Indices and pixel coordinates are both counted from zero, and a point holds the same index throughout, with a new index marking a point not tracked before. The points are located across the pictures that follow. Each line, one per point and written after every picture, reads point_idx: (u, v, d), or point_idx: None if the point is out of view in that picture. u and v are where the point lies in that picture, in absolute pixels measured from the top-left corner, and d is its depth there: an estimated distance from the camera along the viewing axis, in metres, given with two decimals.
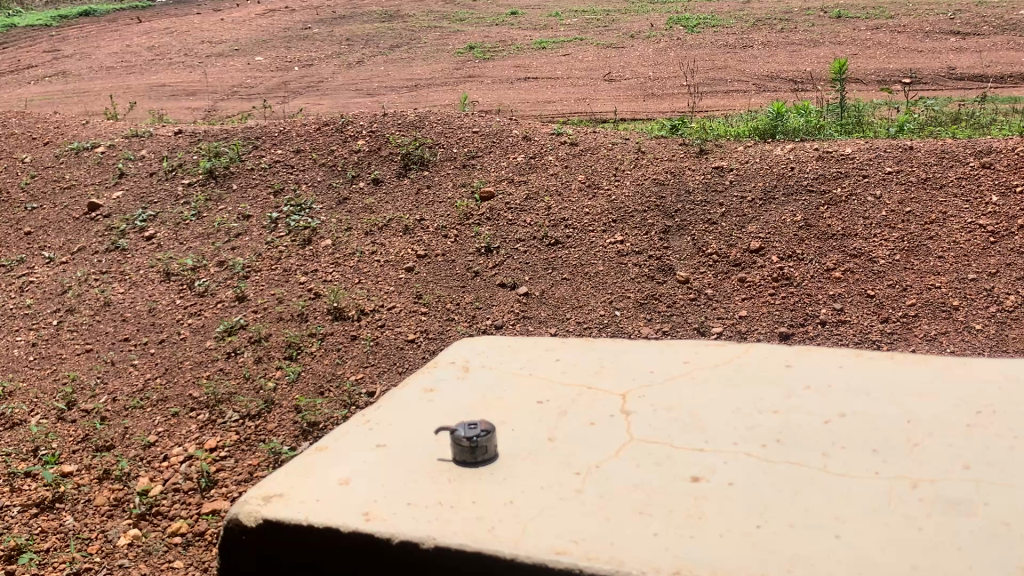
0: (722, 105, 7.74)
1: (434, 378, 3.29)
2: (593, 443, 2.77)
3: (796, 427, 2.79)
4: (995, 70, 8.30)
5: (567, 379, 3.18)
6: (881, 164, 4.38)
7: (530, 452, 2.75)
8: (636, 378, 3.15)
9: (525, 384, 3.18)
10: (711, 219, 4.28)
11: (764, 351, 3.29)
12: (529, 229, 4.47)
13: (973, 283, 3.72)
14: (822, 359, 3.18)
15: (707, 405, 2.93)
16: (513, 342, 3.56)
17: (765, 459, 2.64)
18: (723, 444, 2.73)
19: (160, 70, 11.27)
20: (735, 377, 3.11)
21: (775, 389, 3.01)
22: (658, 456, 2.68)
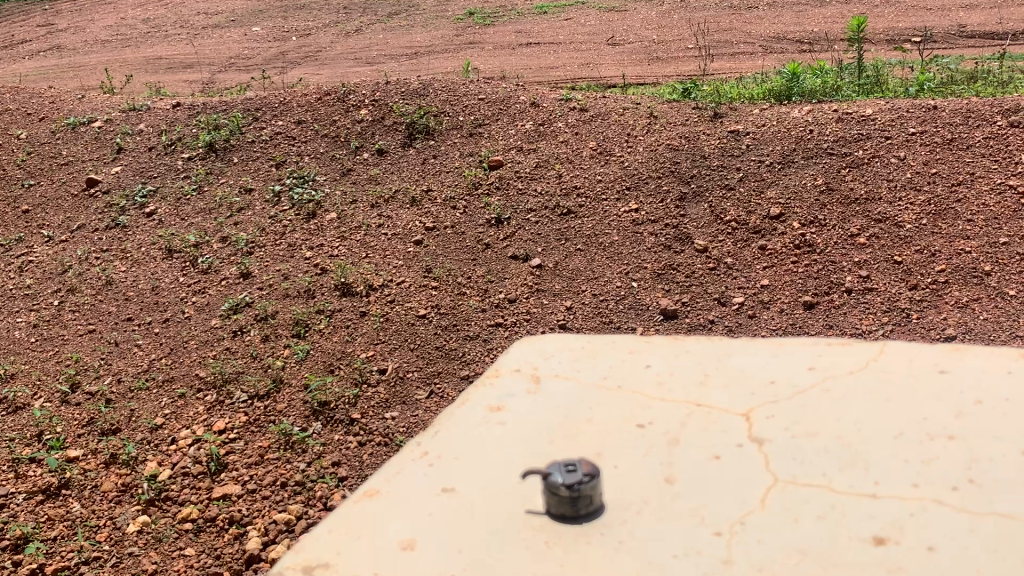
0: (730, 68, 7.54)
1: (501, 395, 3.17)
2: (757, 487, 2.62)
3: (976, 464, 2.62)
4: (1008, 26, 8.06)
5: (674, 396, 3.04)
6: (905, 125, 4.21)
7: (662, 498, 2.61)
8: (766, 397, 2.99)
9: (626, 403, 3.03)
10: (729, 185, 4.14)
11: (903, 352, 3.14)
12: (540, 199, 4.34)
13: (1005, 248, 3.57)
14: (972, 369, 3.02)
15: (859, 436, 2.77)
16: (590, 342, 3.45)
17: (957, 505, 2.49)
18: (896, 488, 2.57)
19: (157, 43, 11.09)
20: (877, 393, 2.95)
21: (932, 410, 2.84)
22: (833, 502, 2.54)
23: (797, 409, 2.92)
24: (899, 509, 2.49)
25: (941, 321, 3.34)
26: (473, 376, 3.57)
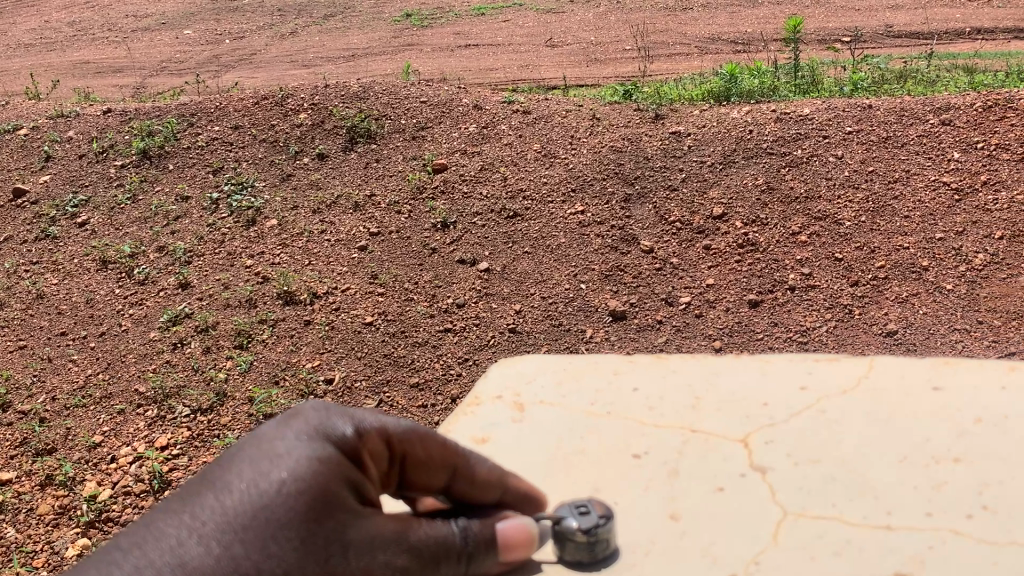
0: (668, 69, 7.62)
1: (487, 422, 2.95)
2: (767, 522, 2.42)
3: (991, 487, 2.46)
4: (933, 26, 8.30)
5: (667, 421, 2.85)
6: (841, 124, 4.29)
7: (667, 535, 2.40)
8: (762, 419, 2.82)
9: (617, 429, 2.84)
10: (672, 186, 4.17)
11: (894, 368, 3.01)
12: (485, 202, 4.31)
13: (941, 243, 3.62)
14: (966, 384, 2.89)
15: (865, 460, 2.60)
16: (569, 364, 3.25)
17: (977, 536, 2.32)
18: (910, 518, 2.39)
19: (84, 48, 10.81)
20: (875, 412, 2.80)
21: (935, 428, 2.69)
22: (849, 536, 2.36)
23: (796, 432, 2.74)
24: (918, 541, 2.32)
25: (882, 316, 3.40)
26: (423, 384, 3.53)
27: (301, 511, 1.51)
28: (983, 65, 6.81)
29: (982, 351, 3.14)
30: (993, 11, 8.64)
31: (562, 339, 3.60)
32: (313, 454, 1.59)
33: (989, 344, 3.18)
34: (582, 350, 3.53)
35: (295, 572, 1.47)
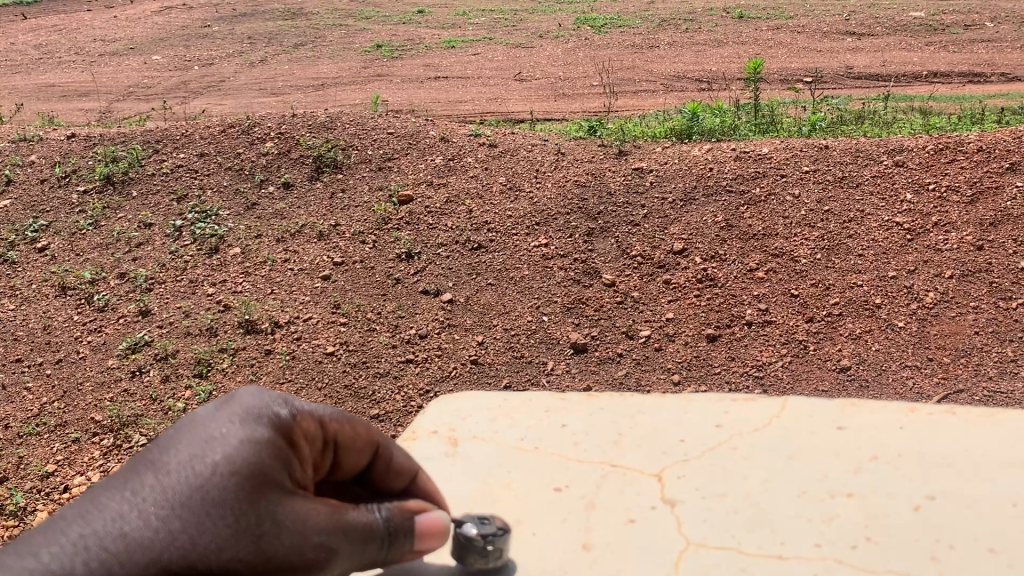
0: (634, 105, 7.75)
1: (420, 456, 2.97)
2: (667, 552, 2.46)
3: (883, 520, 2.51)
4: (891, 69, 8.53)
5: (587, 456, 2.89)
6: (799, 164, 4.39)
7: (576, 565, 2.43)
8: (677, 454, 2.87)
9: (540, 463, 2.88)
10: (634, 221, 4.24)
11: (806, 408, 3.08)
12: (450, 234, 4.35)
13: (893, 281, 3.70)
14: (872, 423, 2.96)
15: (767, 492, 2.66)
16: (503, 402, 3.30)
17: (864, 565, 2.37)
18: (802, 548, 2.44)
19: (50, 71, 10.76)
20: (782, 448, 2.86)
21: (837, 464, 2.75)
22: (742, 564, 2.40)
23: (707, 466, 2.79)
24: (807, 570, 2.36)
25: (836, 352, 3.47)
26: (383, 415, 3.52)
27: (241, 490, 1.46)
28: (938, 106, 7.02)
29: (930, 388, 3.21)
30: (948, 55, 8.90)
31: (522, 371, 3.62)
32: (256, 439, 1.57)
33: (938, 381, 3.25)
34: (543, 382, 3.55)
35: (230, 547, 1.41)
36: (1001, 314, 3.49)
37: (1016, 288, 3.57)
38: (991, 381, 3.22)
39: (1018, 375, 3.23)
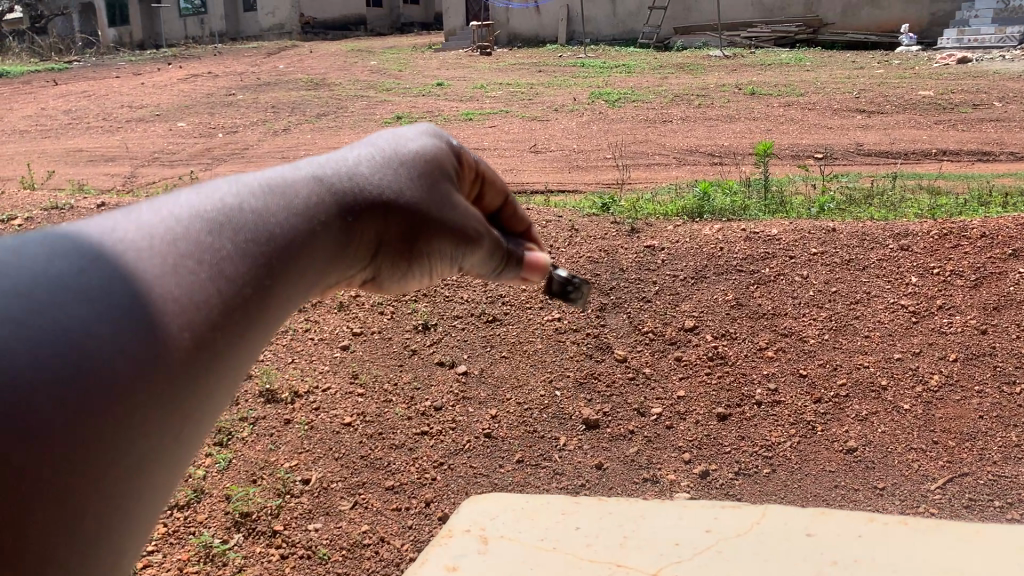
0: (647, 178, 7.92)
1: (452, 554, 2.98)
2: None
3: None
4: (899, 147, 8.67)
5: (589, 556, 2.91)
6: (807, 245, 4.46)
7: None
8: (671, 555, 2.88)
9: (541, 565, 2.90)
10: (645, 297, 4.29)
11: (786, 514, 3.11)
12: (466, 306, 4.41)
13: (899, 363, 3.79)
14: (847, 526, 2.99)
15: None
16: (524, 504, 3.31)
17: None
18: None
19: (78, 137, 11.13)
20: (763, 549, 2.88)
21: (811, 563, 2.78)
22: None
23: (699, 565, 2.81)
24: None
25: (842, 433, 3.57)
26: (398, 487, 3.61)
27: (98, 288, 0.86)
28: (946, 187, 7.00)
29: (934, 471, 3.38)
30: (957, 133, 9.02)
31: (535, 446, 3.72)
32: (269, 199, 1.02)
33: (943, 464, 3.41)
34: (555, 457, 3.66)
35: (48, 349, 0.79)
36: (1004, 399, 3.59)
37: (1019, 373, 3.66)
38: (994, 465, 3.37)
39: (1021, 460, 3.37)
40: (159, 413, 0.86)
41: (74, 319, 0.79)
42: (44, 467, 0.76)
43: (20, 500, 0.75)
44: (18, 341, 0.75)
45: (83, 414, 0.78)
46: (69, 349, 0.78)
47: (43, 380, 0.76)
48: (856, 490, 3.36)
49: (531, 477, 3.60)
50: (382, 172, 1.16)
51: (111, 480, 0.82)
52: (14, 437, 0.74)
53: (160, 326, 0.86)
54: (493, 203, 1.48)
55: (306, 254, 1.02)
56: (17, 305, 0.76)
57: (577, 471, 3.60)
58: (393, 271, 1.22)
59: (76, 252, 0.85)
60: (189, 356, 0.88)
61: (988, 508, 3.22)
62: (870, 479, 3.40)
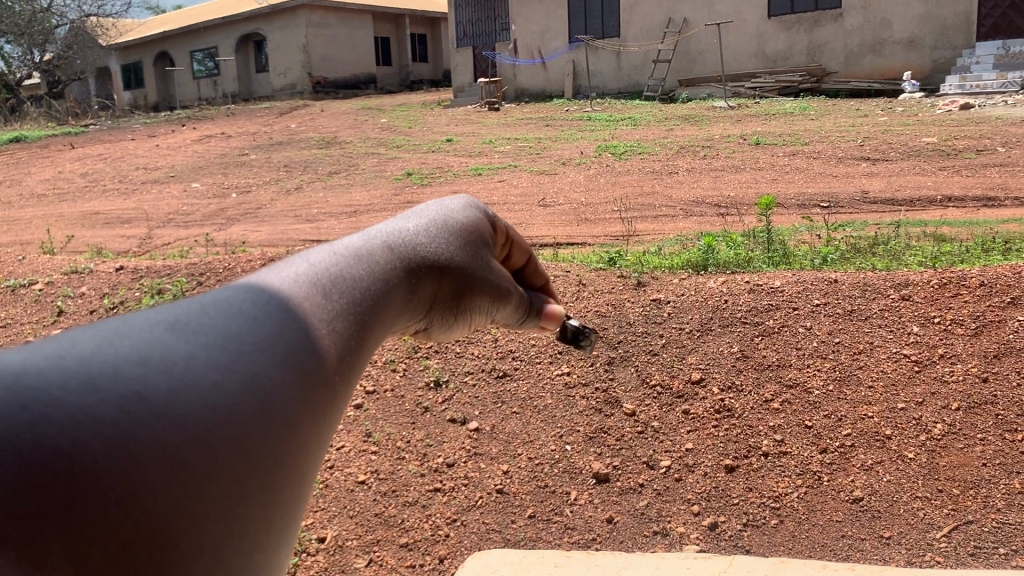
0: (654, 229, 8.02)
1: None
2: None
3: None
4: (905, 194, 8.69)
5: None
6: (809, 296, 4.50)
7: None
8: None
9: None
10: (653, 350, 4.34)
11: (754, 562, 3.17)
12: (477, 361, 4.50)
13: (903, 412, 3.85)
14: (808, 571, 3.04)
15: None
16: (521, 554, 3.37)
17: None
18: None
19: (96, 199, 11.42)
20: None
21: None
22: None
23: None
24: None
25: (848, 483, 3.63)
26: (412, 543, 3.67)
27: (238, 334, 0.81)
28: (952, 233, 6.96)
29: (940, 519, 3.44)
30: (962, 179, 9.04)
31: (546, 500, 3.77)
32: (359, 261, 1.00)
33: (948, 512, 3.46)
34: (566, 512, 3.71)
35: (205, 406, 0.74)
36: (1007, 447, 3.63)
37: (1021, 420, 3.71)
38: (999, 513, 3.41)
39: None
40: (301, 470, 0.82)
41: (226, 373, 0.77)
42: (204, 518, 0.74)
43: (183, 551, 0.73)
44: (181, 394, 0.73)
45: (237, 465, 0.76)
46: (223, 403, 0.76)
47: (202, 434, 0.73)
48: (863, 539, 3.42)
49: (543, 532, 3.66)
50: (441, 238, 1.16)
51: (261, 540, 0.79)
52: (177, 488, 0.72)
53: (302, 381, 0.83)
54: (518, 261, 1.49)
55: (392, 310, 1.00)
56: (178, 361, 0.74)
57: (589, 526, 3.65)
58: (442, 325, 1.19)
59: (221, 313, 0.83)
60: (322, 411, 0.85)
61: (993, 556, 3.26)
62: (877, 529, 3.45)
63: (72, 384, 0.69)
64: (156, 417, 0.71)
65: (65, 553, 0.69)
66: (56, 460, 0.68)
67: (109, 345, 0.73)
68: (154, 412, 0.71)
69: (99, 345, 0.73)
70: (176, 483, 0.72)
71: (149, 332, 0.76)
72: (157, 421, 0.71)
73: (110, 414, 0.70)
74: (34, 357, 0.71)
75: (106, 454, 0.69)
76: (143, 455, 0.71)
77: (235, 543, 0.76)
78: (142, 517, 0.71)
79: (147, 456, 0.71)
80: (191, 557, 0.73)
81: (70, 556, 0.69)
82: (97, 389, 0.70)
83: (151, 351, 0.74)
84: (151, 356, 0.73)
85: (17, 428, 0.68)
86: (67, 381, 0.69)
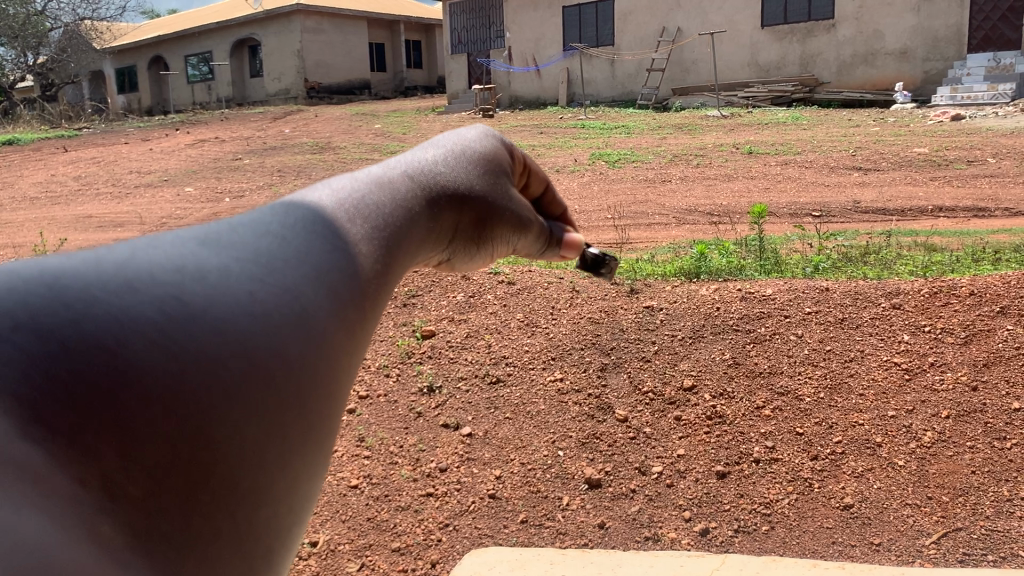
0: (646, 237, 8.04)
1: None
2: None
3: None
4: (897, 204, 8.72)
5: None
6: (801, 305, 4.51)
7: None
8: None
9: None
10: (645, 357, 4.35)
11: (744, 562, 3.24)
12: (470, 367, 4.52)
13: (893, 420, 3.87)
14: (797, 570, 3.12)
15: None
16: (516, 554, 3.42)
17: None
18: None
19: (88, 202, 11.40)
20: None
21: None
22: None
23: None
24: None
25: (839, 489, 3.65)
26: (404, 548, 3.69)
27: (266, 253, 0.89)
28: (942, 243, 6.99)
29: (930, 526, 3.47)
30: (952, 190, 9.10)
31: (539, 505, 3.78)
32: (380, 190, 1.09)
33: (938, 519, 3.49)
34: (559, 517, 3.72)
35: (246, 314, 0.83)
36: (996, 455, 3.67)
37: (1010, 429, 3.74)
38: (987, 520, 3.44)
39: (1012, 515, 3.44)
40: (333, 379, 0.91)
41: (260, 285, 0.86)
42: (243, 417, 0.82)
43: (223, 449, 0.81)
44: (218, 300, 0.82)
45: (273, 370, 0.84)
46: (263, 310, 0.85)
47: (247, 339, 0.83)
48: (853, 546, 3.45)
49: (535, 537, 3.67)
50: (455, 167, 1.23)
51: (306, 449, 0.88)
52: (218, 388, 0.81)
53: (332, 297, 0.91)
54: (536, 192, 1.54)
55: (415, 238, 1.09)
56: (213, 270, 0.84)
57: (581, 531, 3.66)
58: (465, 255, 1.27)
59: (254, 231, 0.92)
60: (353, 327, 0.93)
61: (980, 563, 3.30)
62: (867, 535, 3.48)
63: (115, 285, 0.78)
64: (197, 319, 0.80)
65: (116, 447, 0.76)
66: (102, 353, 0.76)
67: (144, 254, 0.83)
68: (193, 316, 0.80)
69: (134, 253, 0.83)
70: (217, 382, 0.81)
71: (181, 246, 0.86)
72: (202, 322, 0.80)
73: (151, 315, 0.78)
74: (70, 264, 0.80)
75: (151, 353, 0.78)
76: (185, 354, 0.79)
77: (274, 444, 0.85)
78: (184, 413, 0.79)
79: (191, 360, 0.79)
80: (231, 453, 0.82)
81: (121, 450, 0.76)
82: (137, 292, 0.79)
83: (186, 261, 0.83)
84: (186, 264, 0.82)
85: (62, 324, 0.76)
86: (109, 283, 0.78)
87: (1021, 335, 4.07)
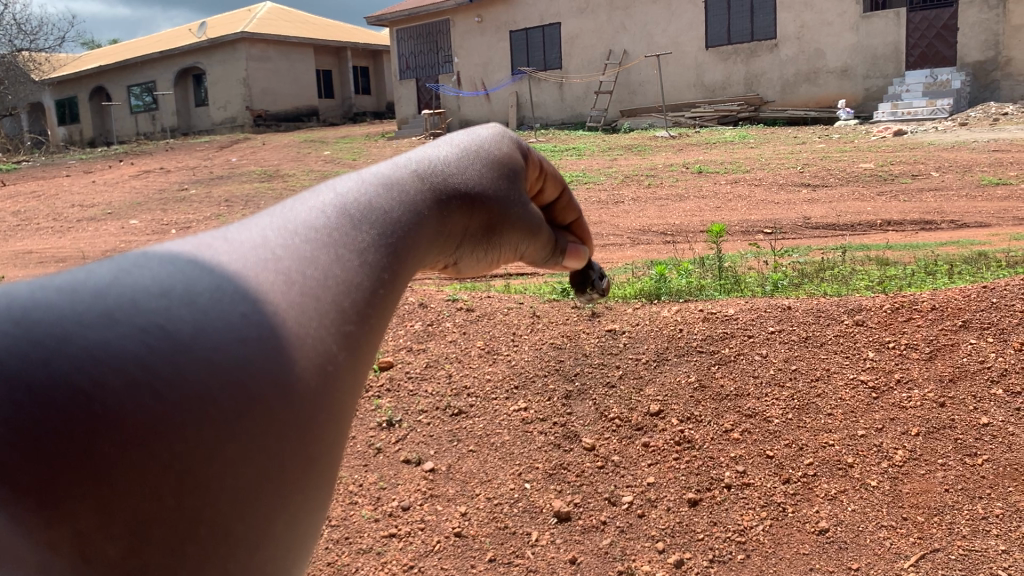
0: (602, 259, 7.98)
1: None
2: None
3: None
4: (846, 219, 8.76)
5: None
6: (763, 324, 4.43)
7: None
8: None
9: None
10: (610, 381, 4.26)
11: None
12: (431, 400, 4.36)
13: (863, 439, 3.83)
14: None
15: None
16: None
17: None
18: None
19: (25, 239, 11.04)
20: None
21: None
22: None
23: None
24: None
25: (813, 513, 3.58)
26: None
27: (245, 270, 0.80)
28: (893, 257, 6.98)
29: (907, 548, 3.40)
30: (900, 204, 9.16)
31: (507, 543, 3.62)
32: (388, 191, 1.01)
33: (915, 541, 3.43)
34: (528, 554, 3.57)
35: (232, 343, 0.75)
36: (968, 471, 3.63)
37: (980, 445, 3.71)
38: (965, 539, 3.39)
39: (989, 534, 3.39)
40: (338, 408, 0.84)
41: (254, 307, 0.78)
42: (234, 459, 0.76)
43: (209, 496, 0.75)
44: (208, 325, 0.74)
45: (270, 401, 0.77)
46: (255, 332, 0.77)
47: (241, 372, 0.75)
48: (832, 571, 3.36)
49: None
50: (465, 166, 1.15)
51: (307, 493, 0.83)
52: (206, 425, 0.74)
53: (334, 319, 0.83)
54: (550, 197, 1.45)
55: (421, 243, 1.01)
56: (204, 291, 0.75)
57: (551, 567, 3.51)
58: (473, 258, 1.20)
59: (249, 245, 0.83)
60: (359, 347, 0.86)
61: None
62: (845, 559, 3.39)
63: (93, 317, 0.69)
64: (184, 351, 0.72)
65: (88, 504, 0.71)
66: (75, 400, 0.68)
67: (128, 276, 0.74)
68: (180, 349, 0.72)
69: (118, 275, 0.74)
70: (206, 425, 0.74)
71: (167, 264, 0.77)
72: (189, 352, 0.73)
73: (133, 348, 0.70)
74: (47, 289, 0.71)
75: (132, 396, 0.70)
76: (170, 390, 0.72)
77: (273, 490, 0.79)
78: (169, 460, 0.72)
79: (171, 394, 0.72)
80: (220, 494, 0.75)
81: (95, 503, 0.71)
82: (116, 323, 0.70)
83: (175, 281, 0.75)
84: (173, 287, 0.74)
85: (32, 367, 0.67)
86: (85, 314, 0.69)
87: (985, 350, 4.06)
